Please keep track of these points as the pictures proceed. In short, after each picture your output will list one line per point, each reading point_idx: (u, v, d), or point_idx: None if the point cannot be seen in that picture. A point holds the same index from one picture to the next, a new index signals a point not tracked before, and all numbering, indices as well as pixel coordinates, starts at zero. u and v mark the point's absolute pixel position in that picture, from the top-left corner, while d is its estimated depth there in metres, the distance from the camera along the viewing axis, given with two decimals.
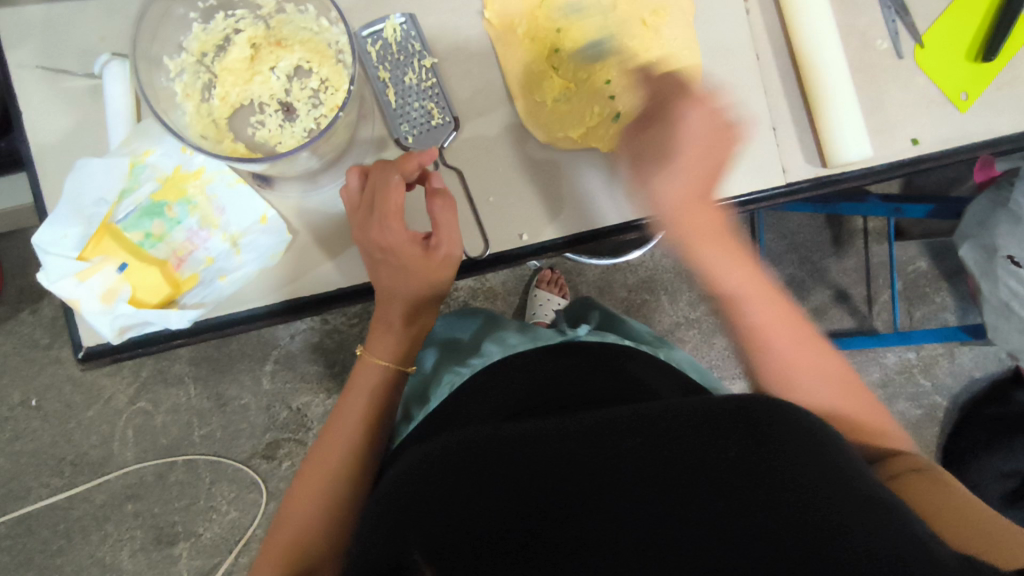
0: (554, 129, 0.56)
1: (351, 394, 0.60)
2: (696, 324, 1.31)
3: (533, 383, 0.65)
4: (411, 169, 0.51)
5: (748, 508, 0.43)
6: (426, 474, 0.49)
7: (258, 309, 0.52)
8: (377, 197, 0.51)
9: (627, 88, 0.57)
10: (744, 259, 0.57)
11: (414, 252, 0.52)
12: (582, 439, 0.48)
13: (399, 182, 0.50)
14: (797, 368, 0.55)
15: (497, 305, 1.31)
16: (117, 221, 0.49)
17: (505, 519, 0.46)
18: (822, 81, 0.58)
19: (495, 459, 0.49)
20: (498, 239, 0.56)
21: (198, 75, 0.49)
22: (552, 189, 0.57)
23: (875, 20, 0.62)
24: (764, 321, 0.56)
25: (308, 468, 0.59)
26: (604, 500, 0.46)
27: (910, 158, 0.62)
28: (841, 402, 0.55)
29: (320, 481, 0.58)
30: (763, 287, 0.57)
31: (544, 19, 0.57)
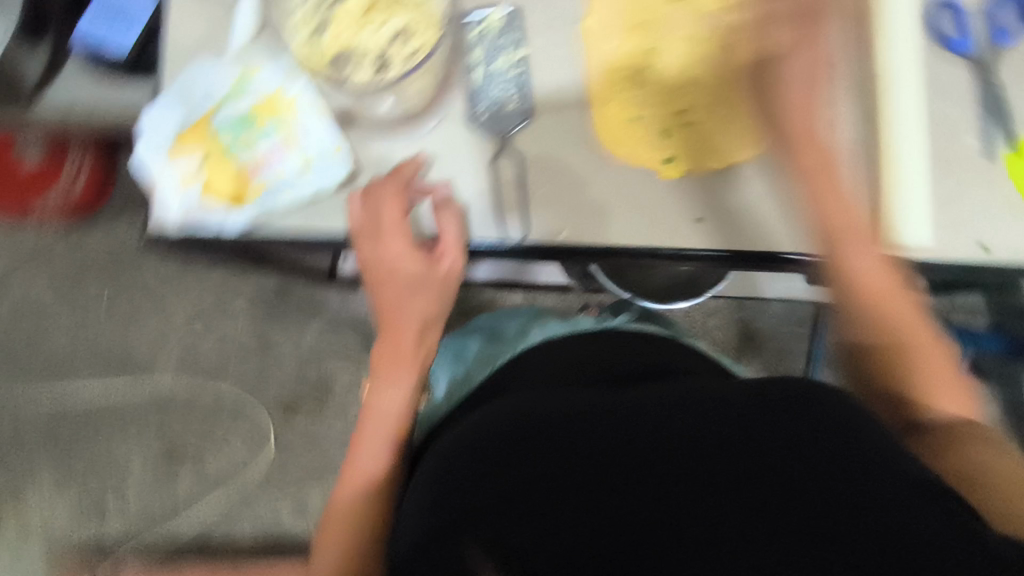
0: (620, 143, 0.59)
1: (364, 446, 0.58)
2: None
3: (568, 360, 0.68)
4: (406, 176, 0.56)
5: (826, 512, 0.39)
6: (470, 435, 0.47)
7: (302, 229, 0.57)
8: (389, 213, 0.55)
9: (697, 121, 0.59)
10: (863, 239, 0.54)
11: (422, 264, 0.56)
12: (635, 420, 0.46)
13: (399, 206, 0.55)
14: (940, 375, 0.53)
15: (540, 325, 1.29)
16: (214, 121, 0.56)
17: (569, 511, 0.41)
18: (897, 161, 0.57)
19: (552, 433, 0.46)
20: (537, 229, 0.58)
21: (316, 15, 0.56)
22: (599, 195, 0.58)
23: (969, 114, 0.60)
24: (875, 270, 0.54)
25: (342, 482, 0.59)
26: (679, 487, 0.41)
27: (977, 264, 0.58)
28: (944, 392, 0.53)
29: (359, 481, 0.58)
30: (887, 273, 0.55)
31: (635, 38, 0.59)
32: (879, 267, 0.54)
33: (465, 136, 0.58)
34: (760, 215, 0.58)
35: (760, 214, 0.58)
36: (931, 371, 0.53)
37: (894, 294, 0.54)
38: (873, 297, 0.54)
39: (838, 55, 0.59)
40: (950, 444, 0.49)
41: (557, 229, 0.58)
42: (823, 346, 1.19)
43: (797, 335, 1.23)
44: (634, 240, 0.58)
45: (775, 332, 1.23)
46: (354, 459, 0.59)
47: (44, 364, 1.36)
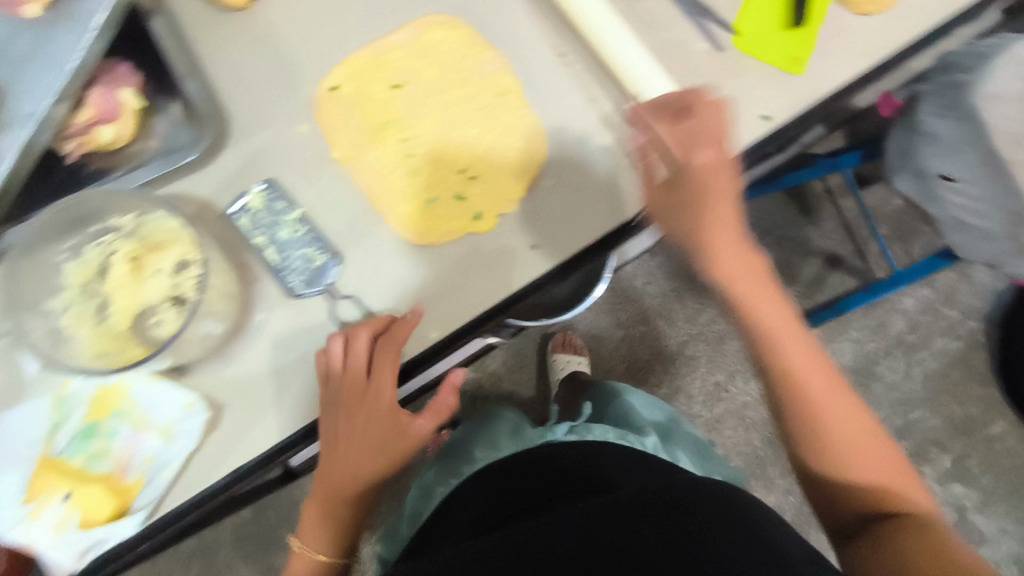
0: (429, 229, 0.60)
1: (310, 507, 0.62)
2: (702, 336, 1.31)
3: (512, 488, 0.74)
4: (402, 332, 0.55)
5: None
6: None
7: (202, 491, 0.54)
8: (375, 384, 0.55)
9: (478, 170, 0.61)
10: (762, 292, 0.62)
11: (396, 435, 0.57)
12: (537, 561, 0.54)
13: (391, 374, 0.55)
14: (801, 371, 0.61)
15: (506, 385, 1.31)
16: (57, 454, 0.53)
17: None
18: (655, 103, 0.61)
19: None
20: (410, 347, 0.58)
21: (91, 301, 0.54)
22: (442, 284, 0.59)
23: (685, 28, 0.66)
24: (785, 336, 0.62)
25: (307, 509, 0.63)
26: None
27: (765, 134, 0.65)
28: (830, 391, 0.61)
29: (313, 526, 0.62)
30: (781, 315, 0.62)
31: (386, 137, 0.61)
32: (806, 355, 0.62)
33: (297, 310, 0.58)
34: (580, 210, 0.61)
35: (579, 209, 0.61)
36: (830, 422, 0.60)
37: (758, 290, 0.62)
38: (750, 305, 0.62)
39: (556, 44, 0.64)
40: (916, 527, 0.54)
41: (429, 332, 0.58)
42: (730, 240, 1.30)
43: None
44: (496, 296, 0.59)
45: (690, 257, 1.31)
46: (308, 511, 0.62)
47: None
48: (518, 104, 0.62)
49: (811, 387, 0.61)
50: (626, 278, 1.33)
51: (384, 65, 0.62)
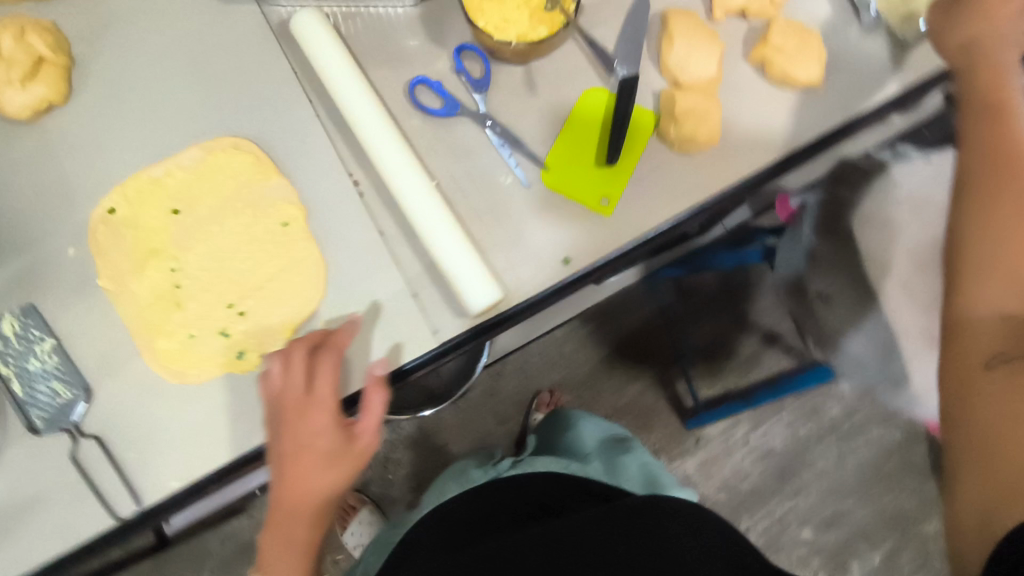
0: (185, 368, 0.57)
1: (272, 555, 0.57)
2: (628, 410, 1.32)
3: (478, 515, 0.73)
4: (337, 343, 0.56)
5: None
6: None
7: None
8: (298, 453, 0.53)
9: (247, 304, 0.59)
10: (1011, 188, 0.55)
11: (344, 458, 0.54)
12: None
13: (324, 442, 0.54)
14: (999, 275, 0.53)
15: (421, 448, 1.30)
16: None
17: None
18: (432, 243, 0.58)
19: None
20: (151, 493, 0.55)
21: None
22: (197, 424, 0.56)
23: (492, 158, 0.63)
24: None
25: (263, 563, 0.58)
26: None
27: (567, 278, 0.61)
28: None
29: (294, 556, 0.57)
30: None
31: (155, 267, 0.59)
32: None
33: (37, 449, 0.55)
34: (351, 356, 0.58)
35: (351, 353, 0.58)
36: (972, 347, 0.53)
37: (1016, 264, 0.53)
38: (979, 272, 0.54)
39: (346, 175, 0.62)
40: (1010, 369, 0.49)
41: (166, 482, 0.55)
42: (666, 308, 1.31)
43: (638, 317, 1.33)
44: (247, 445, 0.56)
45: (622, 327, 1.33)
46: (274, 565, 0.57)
47: None
48: (298, 236, 0.60)
49: (979, 305, 0.54)
50: (554, 345, 1.32)
51: (163, 190, 0.61)
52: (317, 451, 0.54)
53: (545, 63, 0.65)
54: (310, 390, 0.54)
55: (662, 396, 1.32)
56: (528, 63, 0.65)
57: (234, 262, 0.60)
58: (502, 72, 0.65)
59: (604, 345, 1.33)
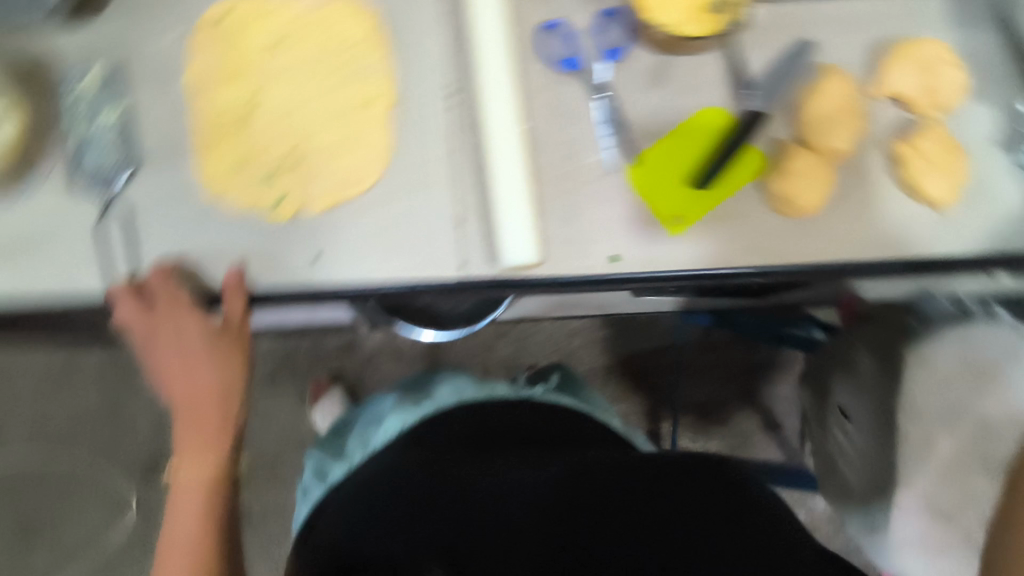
0: (227, 189, 0.59)
1: (183, 489, 0.59)
2: None
3: (489, 425, 0.76)
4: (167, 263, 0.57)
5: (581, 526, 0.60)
6: (469, 482, 0.64)
7: None
8: (186, 353, 0.58)
9: (304, 157, 0.59)
10: None
11: (233, 349, 0.59)
12: (484, 495, 0.63)
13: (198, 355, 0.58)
14: None
15: (400, 366, 1.31)
16: None
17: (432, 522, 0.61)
18: (496, 181, 0.58)
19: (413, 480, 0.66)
20: (147, 284, 0.57)
21: None
22: (212, 243, 0.58)
23: (588, 129, 0.61)
24: None
25: (167, 541, 0.58)
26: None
27: (607, 275, 0.60)
28: None
29: (188, 543, 0.56)
30: None
31: (240, 87, 0.60)
32: None
33: (69, 197, 0.58)
34: (373, 249, 0.58)
35: (376, 246, 0.58)
36: None
37: None
38: None
39: (444, 82, 0.61)
40: None
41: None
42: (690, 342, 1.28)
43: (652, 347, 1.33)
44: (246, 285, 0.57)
45: (633, 348, 1.33)
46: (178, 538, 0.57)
47: None
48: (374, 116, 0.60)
49: None
50: (566, 332, 1.33)
51: (272, 22, 0.61)
52: (190, 351, 0.58)
53: (681, 62, 0.62)
54: (157, 314, 0.56)
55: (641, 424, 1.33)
56: (665, 54, 0.62)
57: (306, 114, 0.60)
58: (635, 52, 0.62)
59: (608, 356, 1.33)
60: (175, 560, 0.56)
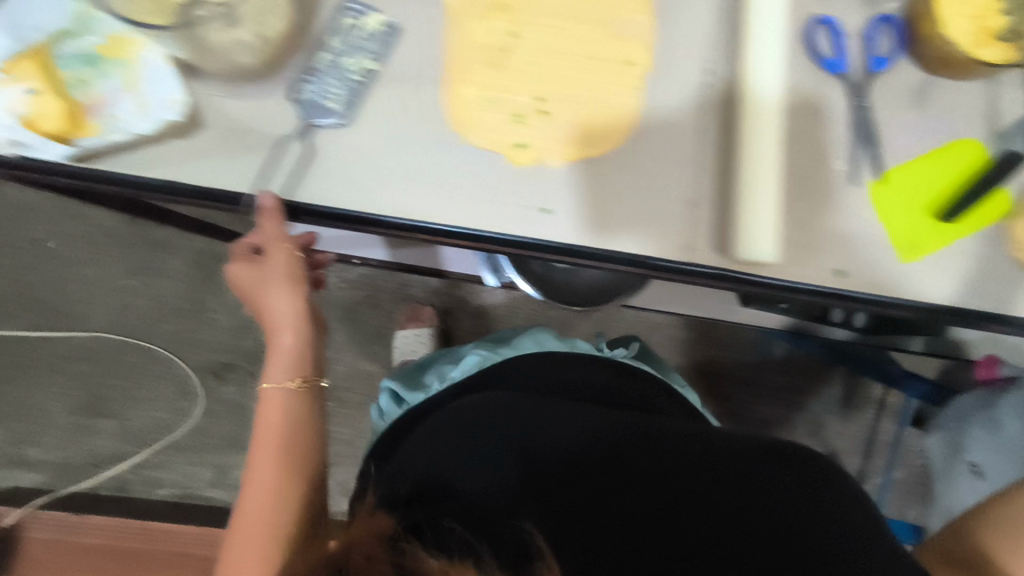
0: (471, 124, 0.57)
1: (266, 414, 0.63)
2: None
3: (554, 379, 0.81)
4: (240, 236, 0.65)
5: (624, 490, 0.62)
6: (559, 443, 0.64)
7: (110, 170, 0.54)
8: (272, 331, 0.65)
9: (551, 106, 0.58)
10: None
11: (287, 280, 0.64)
12: (577, 458, 0.64)
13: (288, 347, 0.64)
14: None
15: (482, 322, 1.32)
16: (55, 56, 0.54)
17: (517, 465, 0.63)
18: (749, 171, 0.56)
19: (494, 426, 0.65)
20: (372, 202, 0.55)
21: None
22: (446, 175, 0.56)
23: (840, 137, 0.59)
24: None
25: (244, 518, 0.60)
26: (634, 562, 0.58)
27: (835, 289, 0.57)
28: None
29: (268, 515, 0.59)
30: None
31: (500, 22, 0.58)
32: None
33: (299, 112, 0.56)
34: (606, 215, 0.57)
35: (611, 211, 0.57)
36: None
37: None
38: None
39: (707, 58, 0.59)
40: None
41: (346, 202, 0.55)
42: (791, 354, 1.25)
43: (738, 361, 1.34)
44: (462, 222, 0.56)
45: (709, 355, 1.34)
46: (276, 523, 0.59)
47: None
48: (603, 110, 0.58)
49: None
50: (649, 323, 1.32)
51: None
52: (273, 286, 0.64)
53: (948, 88, 0.59)
54: (244, 263, 0.66)
55: None
56: (933, 75, 0.59)
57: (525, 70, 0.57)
58: (902, 66, 0.60)
59: (680, 356, 1.34)
60: (258, 532, 0.58)
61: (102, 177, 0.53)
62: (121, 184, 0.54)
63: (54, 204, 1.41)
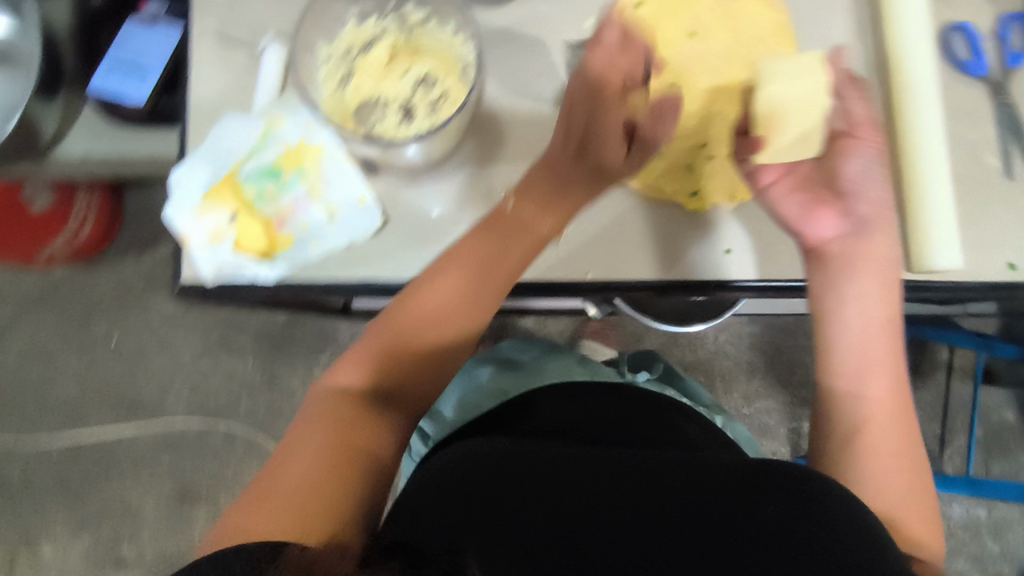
0: (644, 178, 0.59)
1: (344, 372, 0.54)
2: (747, 420, 1.21)
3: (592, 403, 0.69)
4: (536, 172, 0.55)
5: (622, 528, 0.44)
6: (544, 468, 0.49)
7: (317, 281, 0.56)
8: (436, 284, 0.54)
9: (721, 150, 0.59)
10: None
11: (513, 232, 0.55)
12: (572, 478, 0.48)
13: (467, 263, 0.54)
14: None
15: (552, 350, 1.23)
16: (239, 175, 0.56)
17: (529, 509, 0.46)
18: (921, 181, 0.58)
19: (544, 472, 0.49)
20: (566, 271, 0.60)
21: (340, 65, 0.56)
22: (628, 231, 0.60)
23: (988, 136, 0.61)
24: None
25: (267, 483, 0.47)
26: (566, 514, 0.45)
27: (1005, 282, 0.59)
28: None
29: (326, 461, 0.48)
30: None
31: (658, 73, 0.59)
32: None
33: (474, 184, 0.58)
34: (780, 247, 0.60)
35: (784, 243, 0.60)
36: None
37: None
38: None
39: (859, 75, 0.58)
40: None
41: (545, 274, 0.60)
42: None
43: (804, 347, 1.21)
44: (649, 278, 0.59)
45: (783, 346, 1.21)
46: (344, 485, 0.47)
47: (55, 407, 1.30)
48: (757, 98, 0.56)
49: None
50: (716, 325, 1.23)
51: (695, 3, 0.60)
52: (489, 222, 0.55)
53: None
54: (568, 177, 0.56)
55: (784, 424, 1.21)
56: None
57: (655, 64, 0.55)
58: None
59: (754, 352, 1.22)
60: (290, 505, 0.45)
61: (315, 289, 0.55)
62: (329, 292, 0.56)
63: (100, 293, 1.31)
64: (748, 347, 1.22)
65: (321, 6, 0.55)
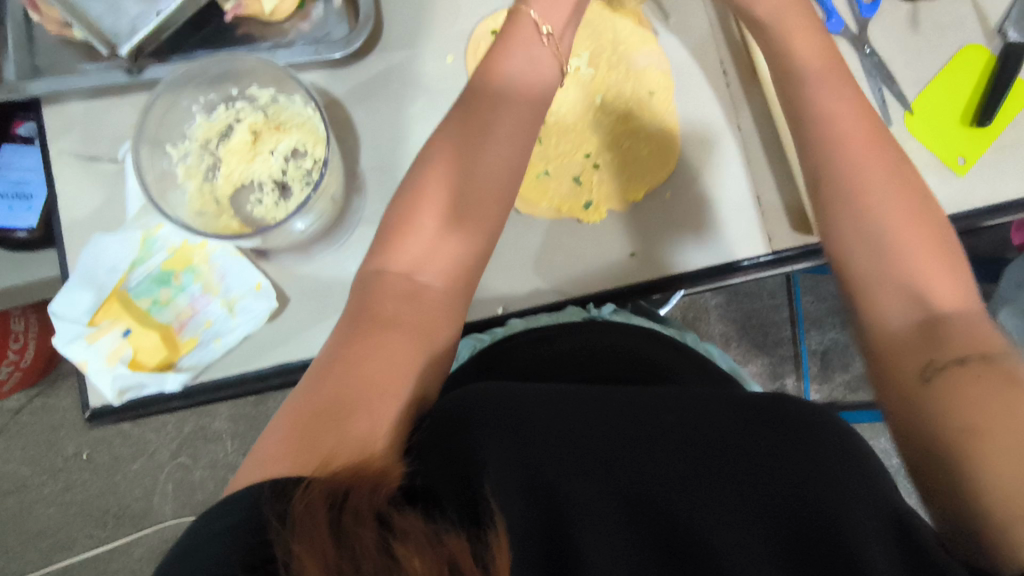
0: (536, 200, 0.59)
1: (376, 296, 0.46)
2: None
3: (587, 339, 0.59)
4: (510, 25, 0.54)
5: (660, 470, 0.37)
6: (576, 399, 0.40)
7: (227, 377, 0.54)
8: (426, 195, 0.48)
9: (602, 156, 0.61)
10: None
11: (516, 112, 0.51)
12: (603, 407, 0.39)
13: (439, 214, 0.48)
14: None
15: None
16: (129, 288, 0.55)
17: (560, 442, 0.37)
18: None
19: (574, 398, 0.39)
20: (478, 309, 0.58)
21: (203, 158, 0.56)
22: (535, 253, 0.59)
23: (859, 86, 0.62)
24: None
25: (308, 400, 0.39)
26: (573, 418, 0.38)
27: None
28: None
29: (361, 388, 0.40)
30: None
31: None
32: None
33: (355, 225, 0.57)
34: (688, 237, 0.58)
35: (691, 232, 0.58)
36: None
37: None
38: None
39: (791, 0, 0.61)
40: None
41: None
42: (799, 309, 1.12)
43: (770, 306, 1.16)
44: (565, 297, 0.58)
45: (748, 310, 1.16)
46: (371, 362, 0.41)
47: (39, 538, 1.21)
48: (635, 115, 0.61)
49: None
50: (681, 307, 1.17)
51: None
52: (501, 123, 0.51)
53: (929, 8, 0.63)
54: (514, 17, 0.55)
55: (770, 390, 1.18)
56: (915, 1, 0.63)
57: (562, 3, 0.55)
58: (889, 2, 0.64)
59: (725, 322, 1.17)
60: (330, 422, 0.38)
61: (224, 386, 0.54)
62: (240, 386, 0.55)
63: (61, 410, 1.24)
64: (718, 319, 1.17)
65: (164, 108, 0.54)
